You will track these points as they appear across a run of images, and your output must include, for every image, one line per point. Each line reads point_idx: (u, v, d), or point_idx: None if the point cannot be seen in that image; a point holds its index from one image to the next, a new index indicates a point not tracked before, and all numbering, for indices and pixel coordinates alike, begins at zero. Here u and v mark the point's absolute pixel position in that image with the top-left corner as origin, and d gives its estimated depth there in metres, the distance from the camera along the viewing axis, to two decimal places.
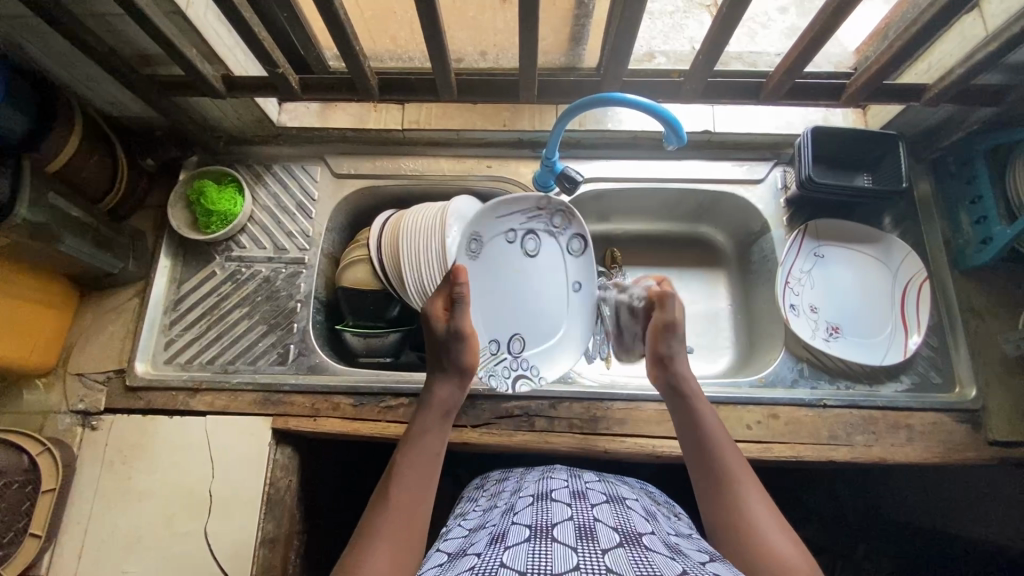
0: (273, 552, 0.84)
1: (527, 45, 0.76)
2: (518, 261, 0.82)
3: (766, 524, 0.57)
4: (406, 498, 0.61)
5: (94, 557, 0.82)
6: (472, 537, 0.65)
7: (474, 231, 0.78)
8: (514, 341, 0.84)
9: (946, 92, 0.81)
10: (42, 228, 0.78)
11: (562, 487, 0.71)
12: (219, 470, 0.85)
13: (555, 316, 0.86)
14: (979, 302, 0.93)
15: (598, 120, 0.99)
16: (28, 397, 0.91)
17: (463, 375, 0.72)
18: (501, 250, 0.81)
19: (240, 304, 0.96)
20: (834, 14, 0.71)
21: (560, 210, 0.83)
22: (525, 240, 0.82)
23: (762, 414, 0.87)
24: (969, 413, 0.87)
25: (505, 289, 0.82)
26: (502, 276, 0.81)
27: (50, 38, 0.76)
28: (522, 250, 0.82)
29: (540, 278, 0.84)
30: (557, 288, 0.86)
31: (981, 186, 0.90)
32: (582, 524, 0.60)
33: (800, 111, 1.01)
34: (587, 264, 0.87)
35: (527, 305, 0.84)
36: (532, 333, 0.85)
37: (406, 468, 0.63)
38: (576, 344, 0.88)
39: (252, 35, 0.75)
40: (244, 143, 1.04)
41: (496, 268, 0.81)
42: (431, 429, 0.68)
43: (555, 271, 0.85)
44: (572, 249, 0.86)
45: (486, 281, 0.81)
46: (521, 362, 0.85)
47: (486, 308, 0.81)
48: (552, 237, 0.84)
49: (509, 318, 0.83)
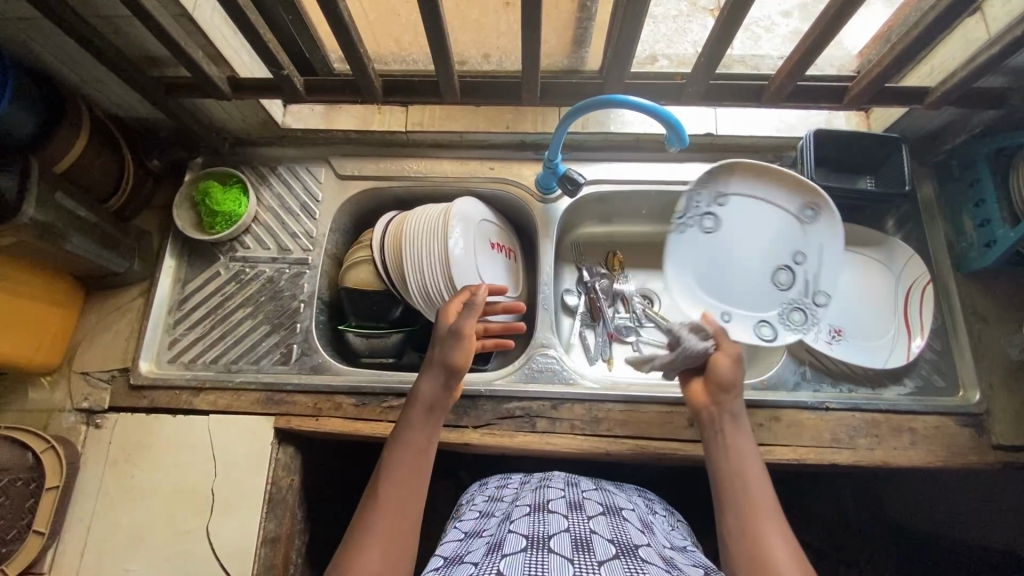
0: (274, 551, 0.84)
1: (530, 48, 0.77)
2: (775, 257, 0.93)
3: (781, 559, 0.56)
4: (399, 497, 0.62)
5: (97, 555, 0.83)
6: (468, 544, 0.66)
7: (790, 191, 0.91)
8: (706, 218, 0.94)
9: (947, 95, 0.81)
10: (50, 228, 0.79)
11: (559, 497, 0.71)
12: (223, 468, 0.86)
13: (722, 289, 0.94)
14: (982, 306, 0.92)
15: (601, 123, 1.01)
16: (33, 395, 0.92)
17: (450, 374, 0.72)
18: (799, 242, 0.92)
19: (244, 303, 0.97)
20: (836, 16, 0.71)
21: (803, 313, 0.92)
22: (791, 280, 0.92)
23: (764, 417, 0.87)
24: (973, 417, 0.87)
25: (752, 244, 0.94)
26: (813, 288, 0.91)
27: (61, 39, 0.77)
28: (784, 267, 0.92)
29: (750, 286, 0.93)
30: (741, 293, 0.93)
31: (983, 189, 0.89)
32: (578, 535, 0.61)
33: (800, 114, 1.01)
34: (747, 333, 0.92)
35: (732, 250, 0.94)
36: (709, 240, 0.94)
37: (397, 467, 0.65)
38: (686, 291, 0.95)
39: (259, 38, 0.76)
40: (249, 144, 1.05)
41: (779, 229, 0.93)
42: (419, 428, 0.69)
43: (751, 300, 0.93)
44: (761, 328, 0.92)
45: (753, 227, 0.94)
46: (683, 215, 0.94)
47: (767, 227, 0.93)
48: (783, 302, 0.92)
49: (732, 219, 0.94)
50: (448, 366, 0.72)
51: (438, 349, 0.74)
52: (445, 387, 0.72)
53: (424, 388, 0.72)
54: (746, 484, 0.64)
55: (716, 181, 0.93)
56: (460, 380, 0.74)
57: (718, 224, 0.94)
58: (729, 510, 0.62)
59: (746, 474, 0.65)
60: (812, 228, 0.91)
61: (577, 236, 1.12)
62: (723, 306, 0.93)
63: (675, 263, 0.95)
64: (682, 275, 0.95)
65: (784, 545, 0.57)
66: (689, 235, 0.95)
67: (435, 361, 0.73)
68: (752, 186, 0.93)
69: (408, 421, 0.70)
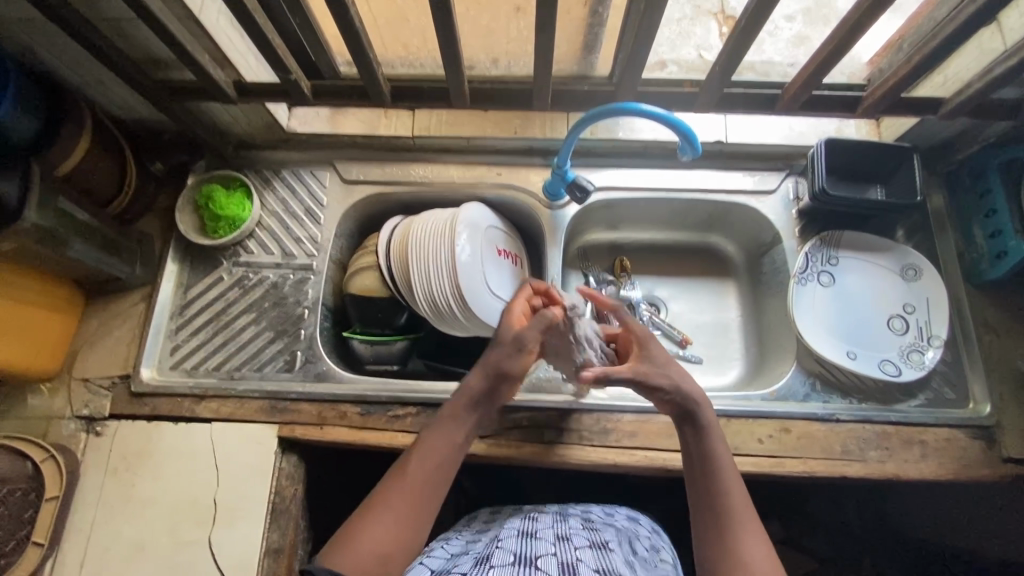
0: (278, 562, 0.82)
1: (542, 53, 0.75)
2: (885, 307, 0.94)
3: (751, 545, 0.62)
4: (417, 483, 0.65)
5: (97, 566, 0.81)
6: (456, 557, 0.69)
7: (876, 251, 0.97)
8: (822, 275, 0.96)
9: (963, 106, 0.80)
10: (51, 233, 0.77)
11: (547, 528, 0.71)
12: (225, 478, 0.85)
13: (845, 336, 0.93)
14: (993, 317, 0.92)
15: (610, 129, 0.99)
16: (32, 402, 0.90)
17: (501, 378, 0.73)
18: (902, 295, 0.94)
19: (246, 309, 0.95)
20: (856, 25, 0.70)
21: (924, 349, 0.90)
22: (904, 326, 0.92)
23: (773, 428, 0.86)
24: (984, 430, 0.86)
25: (857, 297, 0.95)
26: (929, 334, 0.91)
27: (60, 38, 0.75)
28: (896, 316, 0.93)
29: (867, 330, 0.93)
30: (862, 338, 0.92)
31: (996, 201, 0.89)
32: (564, 560, 0.64)
33: (811, 122, 1.01)
34: (871, 370, 0.90)
35: (850, 304, 0.95)
36: (822, 295, 0.95)
37: (429, 449, 0.68)
38: (813, 330, 0.92)
39: (266, 41, 0.75)
40: (252, 148, 1.04)
41: (881, 286, 0.95)
42: (459, 419, 0.72)
43: (873, 342, 0.92)
44: (888, 368, 0.90)
45: (855, 283, 0.96)
46: (804, 271, 0.95)
47: (870, 284, 0.96)
48: (899, 344, 0.91)
49: (842, 279, 0.96)
50: (504, 372, 0.73)
51: (497, 350, 0.75)
52: (493, 390, 0.74)
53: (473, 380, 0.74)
54: (715, 479, 0.66)
55: (827, 244, 0.97)
56: (510, 388, 0.75)
57: (834, 281, 0.96)
58: (704, 509, 0.66)
59: (722, 471, 0.67)
60: (911, 286, 0.94)
61: (584, 242, 1.11)
62: (848, 345, 0.92)
63: (800, 297, 0.94)
64: (808, 327, 0.92)
65: (761, 550, 0.62)
66: (810, 289, 0.95)
67: (493, 362, 0.74)
68: (852, 249, 0.97)
69: (449, 409, 0.72)
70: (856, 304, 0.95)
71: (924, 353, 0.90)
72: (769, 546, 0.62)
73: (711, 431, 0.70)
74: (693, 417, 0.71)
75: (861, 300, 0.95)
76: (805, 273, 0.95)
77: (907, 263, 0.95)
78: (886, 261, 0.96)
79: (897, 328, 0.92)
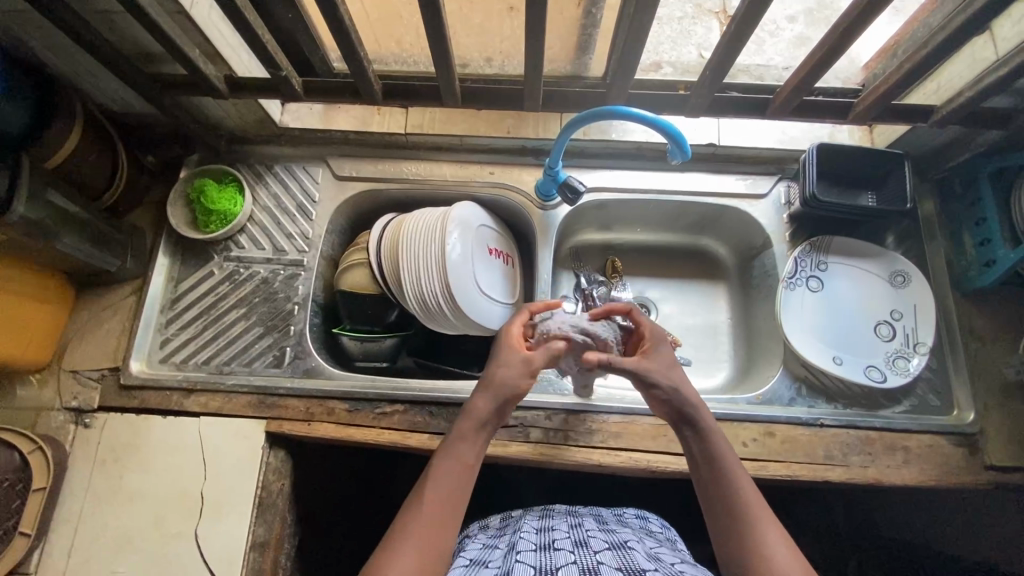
0: (264, 556, 0.83)
1: (534, 54, 0.75)
2: (872, 313, 0.94)
3: (774, 543, 0.60)
4: (436, 510, 0.64)
5: (84, 556, 0.82)
6: (475, 568, 0.67)
7: (865, 257, 0.97)
8: (811, 280, 0.96)
9: (953, 114, 0.81)
10: (41, 224, 0.77)
11: (564, 538, 0.70)
12: (212, 472, 0.85)
13: (832, 341, 0.93)
14: (980, 326, 0.92)
15: (602, 131, 1.00)
16: (22, 392, 0.91)
17: (507, 401, 0.72)
18: (890, 301, 0.94)
19: (237, 304, 0.96)
20: (847, 30, 0.70)
21: (910, 356, 0.90)
22: (891, 333, 0.92)
23: (757, 432, 0.87)
24: (967, 437, 0.86)
25: (845, 303, 0.95)
26: (915, 341, 0.91)
27: (50, 31, 0.75)
28: (884, 322, 0.93)
29: (854, 336, 0.93)
30: (849, 344, 0.93)
31: (986, 209, 0.89)
32: (585, 566, 0.62)
33: (804, 127, 1.01)
34: (856, 375, 0.90)
35: (838, 309, 0.95)
36: (811, 299, 0.95)
37: (446, 476, 0.66)
38: (801, 335, 0.93)
39: (256, 38, 0.75)
40: (245, 142, 1.03)
41: (869, 292, 0.95)
42: (469, 441, 0.70)
43: (859, 348, 0.92)
44: (874, 374, 0.90)
45: (844, 289, 0.96)
46: (793, 275, 0.96)
47: (858, 289, 0.96)
48: (885, 351, 0.92)
49: (830, 284, 0.96)
50: (511, 394, 0.72)
51: (502, 375, 0.73)
52: (499, 411, 0.72)
53: (480, 403, 0.72)
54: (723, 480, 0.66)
55: (816, 249, 0.97)
56: (514, 405, 0.74)
57: (823, 285, 0.96)
58: (717, 511, 0.65)
59: (727, 471, 0.67)
60: (900, 293, 0.94)
61: (576, 242, 1.11)
62: (835, 350, 0.92)
63: (789, 302, 0.94)
64: (795, 331, 0.93)
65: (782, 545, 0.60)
66: (799, 294, 0.95)
67: (500, 382, 0.72)
68: (841, 254, 0.97)
69: (458, 431, 0.70)
70: (845, 310, 0.95)
71: (909, 359, 0.90)
72: (790, 541, 0.61)
73: (711, 432, 0.70)
74: (691, 421, 0.71)
75: (850, 307, 0.95)
76: (795, 278, 0.96)
77: (895, 270, 0.95)
78: (875, 267, 0.96)
79: (884, 335, 0.92)
